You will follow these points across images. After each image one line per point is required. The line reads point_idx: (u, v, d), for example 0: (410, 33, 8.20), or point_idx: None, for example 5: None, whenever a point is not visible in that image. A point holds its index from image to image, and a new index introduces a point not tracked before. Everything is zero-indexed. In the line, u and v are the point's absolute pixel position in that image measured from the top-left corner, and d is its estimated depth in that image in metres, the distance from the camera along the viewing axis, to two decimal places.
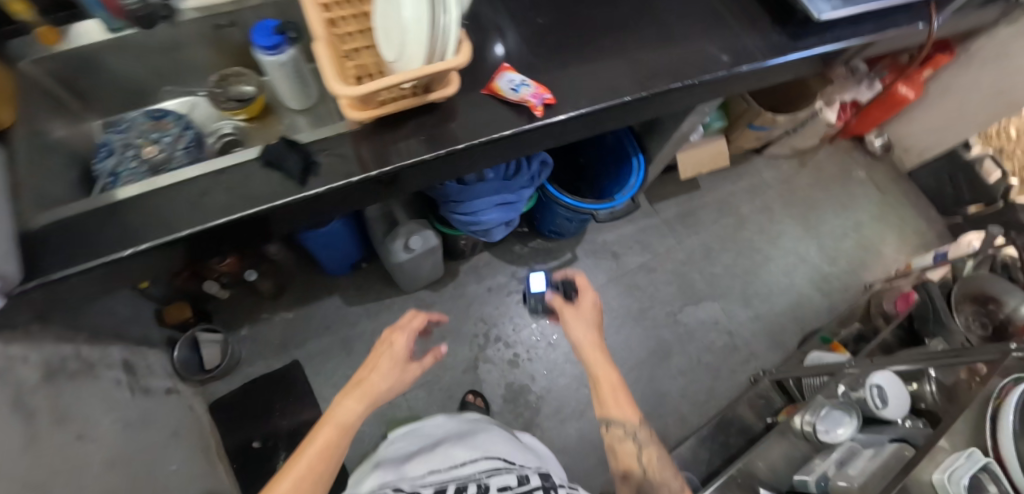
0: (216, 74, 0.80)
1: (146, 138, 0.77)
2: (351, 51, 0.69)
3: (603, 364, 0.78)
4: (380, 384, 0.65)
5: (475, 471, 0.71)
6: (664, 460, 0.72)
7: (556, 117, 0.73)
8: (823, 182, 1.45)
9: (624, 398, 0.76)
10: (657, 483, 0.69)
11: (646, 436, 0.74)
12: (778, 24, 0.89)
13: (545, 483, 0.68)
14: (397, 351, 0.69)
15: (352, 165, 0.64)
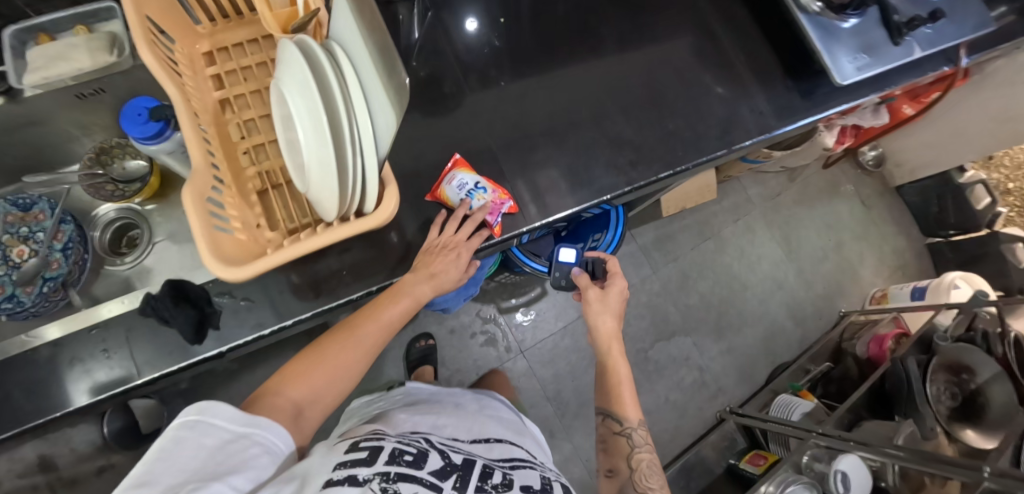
0: (90, 147, 0.65)
1: (13, 235, 0.62)
2: (251, 149, 0.54)
3: (620, 359, 0.70)
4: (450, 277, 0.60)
5: (498, 456, 0.58)
6: (654, 467, 0.67)
7: (513, 230, 0.66)
8: (810, 198, 1.37)
9: (628, 389, 0.70)
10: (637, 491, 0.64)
11: (642, 438, 0.68)
12: (774, 83, 0.78)
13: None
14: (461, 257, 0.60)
15: (277, 309, 0.57)
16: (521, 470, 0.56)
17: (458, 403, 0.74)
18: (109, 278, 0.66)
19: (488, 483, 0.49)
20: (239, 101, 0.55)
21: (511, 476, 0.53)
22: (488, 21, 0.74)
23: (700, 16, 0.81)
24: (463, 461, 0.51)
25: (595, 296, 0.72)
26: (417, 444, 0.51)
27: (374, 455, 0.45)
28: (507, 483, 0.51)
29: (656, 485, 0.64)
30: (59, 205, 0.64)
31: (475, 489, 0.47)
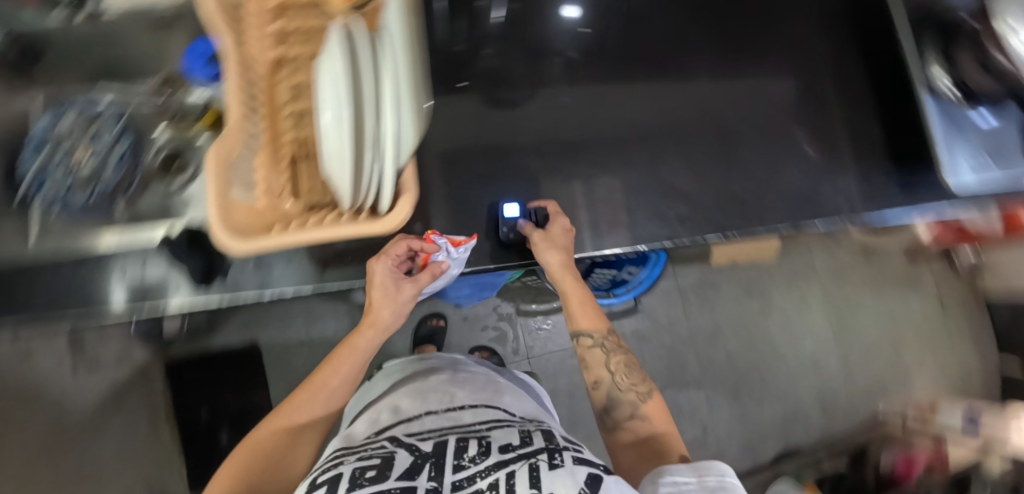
0: (159, 76, 0.69)
1: (77, 137, 0.64)
2: (293, 114, 0.54)
3: (574, 283, 0.62)
4: (393, 308, 0.58)
5: (474, 420, 0.56)
6: (632, 366, 0.61)
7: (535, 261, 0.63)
8: (881, 283, 1.23)
9: (585, 298, 0.63)
10: (625, 389, 0.58)
11: (616, 340, 0.62)
12: (860, 166, 0.70)
13: (549, 446, 0.50)
14: (386, 273, 0.56)
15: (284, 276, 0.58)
16: (499, 430, 0.53)
17: (433, 370, 0.72)
18: (154, 197, 0.69)
19: (462, 456, 0.48)
20: (293, 63, 0.54)
21: (490, 439, 0.51)
22: (571, 25, 0.68)
23: (807, 71, 0.72)
24: (434, 447, 0.50)
25: (543, 239, 0.59)
26: (381, 452, 0.49)
27: (332, 487, 0.44)
28: (485, 450, 0.49)
29: (640, 385, 0.59)
30: (124, 119, 0.67)
31: (452, 468, 0.47)
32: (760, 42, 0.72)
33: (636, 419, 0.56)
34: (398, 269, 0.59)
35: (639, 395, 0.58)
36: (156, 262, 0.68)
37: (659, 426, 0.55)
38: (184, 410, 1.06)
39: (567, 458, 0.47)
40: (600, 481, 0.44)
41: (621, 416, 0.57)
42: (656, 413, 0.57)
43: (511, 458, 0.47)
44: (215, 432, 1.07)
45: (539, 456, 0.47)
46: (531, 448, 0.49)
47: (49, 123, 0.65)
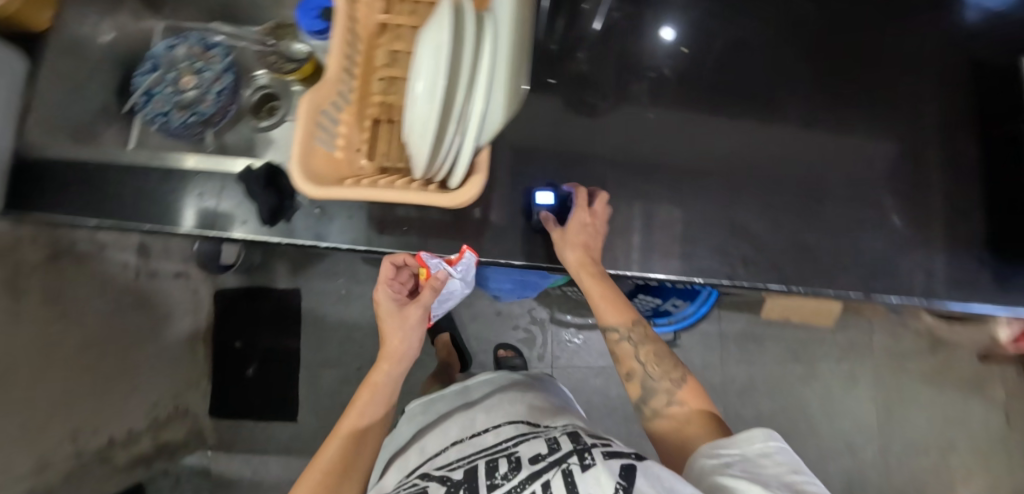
0: (271, 23, 0.74)
1: (189, 66, 0.72)
2: (385, 78, 0.55)
3: (597, 279, 0.59)
4: (404, 336, 0.63)
5: (498, 442, 0.56)
6: (664, 354, 0.59)
7: None
8: (943, 380, 1.13)
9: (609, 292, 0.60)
10: (659, 381, 0.57)
11: (645, 329, 0.61)
12: (954, 247, 0.64)
13: (578, 447, 0.48)
14: (388, 304, 0.63)
15: (342, 229, 0.60)
16: (525, 443, 0.53)
17: (450, 409, 0.73)
18: (241, 130, 0.73)
19: (494, 474, 0.48)
20: (394, 30, 0.56)
21: (518, 454, 0.50)
22: (671, 44, 0.67)
23: (914, 136, 0.68)
24: (465, 474, 0.50)
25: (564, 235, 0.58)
26: (414, 489, 0.51)
27: None
28: (514, 465, 0.49)
29: (672, 370, 0.58)
30: (230, 55, 0.74)
31: (485, 488, 0.47)
32: (868, 95, 0.68)
33: (675, 407, 0.56)
34: (397, 291, 0.63)
35: (673, 382, 0.57)
36: (234, 192, 0.66)
37: (695, 408, 0.55)
38: (219, 336, 1.15)
39: (598, 456, 0.45)
40: (634, 471, 0.42)
41: (660, 405, 0.57)
42: (693, 397, 0.56)
43: (543, 467, 0.46)
44: (245, 363, 1.15)
45: (570, 459, 0.46)
46: (561, 452, 0.48)
47: (167, 46, 0.72)
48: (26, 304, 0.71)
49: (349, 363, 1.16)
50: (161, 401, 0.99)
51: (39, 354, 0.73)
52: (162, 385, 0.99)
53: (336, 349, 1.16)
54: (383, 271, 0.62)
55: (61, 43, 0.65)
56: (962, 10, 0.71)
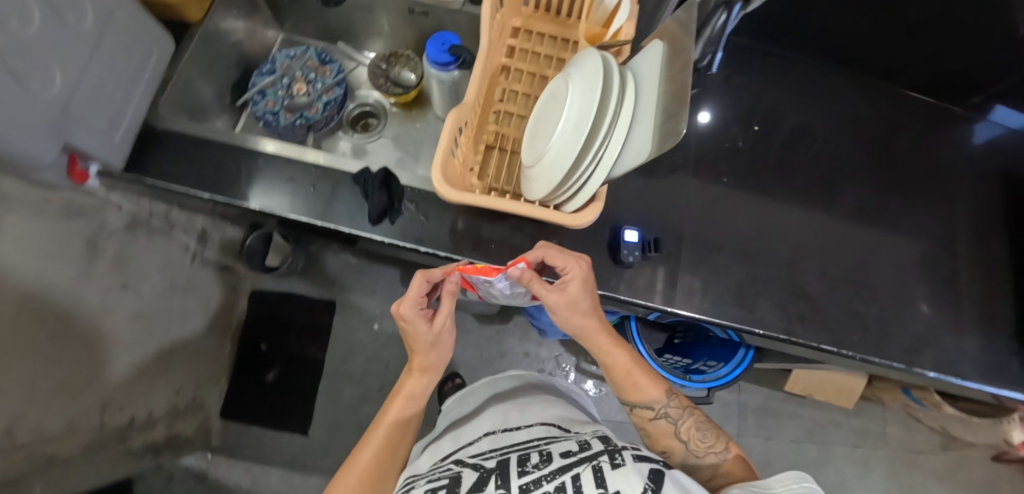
0: (387, 50, 0.79)
1: (303, 75, 0.80)
2: (501, 112, 0.62)
3: (610, 348, 0.58)
4: (437, 355, 0.57)
5: (531, 439, 0.56)
6: (706, 426, 0.58)
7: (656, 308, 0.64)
8: (955, 481, 1.14)
9: (629, 361, 0.60)
10: (703, 458, 0.56)
11: (679, 401, 0.60)
12: (992, 338, 0.69)
13: (609, 448, 0.49)
14: (421, 324, 0.53)
15: (434, 236, 0.63)
16: (556, 442, 0.53)
17: (481, 409, 0.73)
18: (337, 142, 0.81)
19: (526, 464, 0.48)
20: (514, 73, 0.64)
21: (550, 449, 0.51)
22: (741, 123, 0.76)
23: (950, 230, 0.75)
24: (497, 463, 0.51)
25: (559, 299, 0.53)
26: (448, 473, 0.50)
27: None
28: (546, 458, 0.49)
29: (716, 444, 0.56)
30: (343, 73, 0.81)
31: (517, 475, 0.47)
32: (910, 191, 0.76)
33: (719, 479, 0.55)
34: (423, 305, 0.55)
35: (717, 455, 0.56)
36: (346, 190, 0.64)
37: (742, 472, 0.54)
38: (250, 336, 1.15)
39: (627, 458, 0.46)
40: (663, 475, 0.44)
41: (703, 477, 0.56)
42: (739, 465, 0.55)
43: (573, 462, 0.47)
44: (266, 367, 1.14)
45: (601, 457, 0.46)
46: (592, 451, 0.48)
47: (288, 56, 0.80)
48: (99, 266, 0.73)
49: (371, 381, 1.15)
50: (183, 390, 0.98)
51: (98, 318, 0.74)
52: (186, 373, 0.98)
53: (360, 365, 1.16)
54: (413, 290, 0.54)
55: (202, 36, 0.73)
56: (987, 130, 0.82)
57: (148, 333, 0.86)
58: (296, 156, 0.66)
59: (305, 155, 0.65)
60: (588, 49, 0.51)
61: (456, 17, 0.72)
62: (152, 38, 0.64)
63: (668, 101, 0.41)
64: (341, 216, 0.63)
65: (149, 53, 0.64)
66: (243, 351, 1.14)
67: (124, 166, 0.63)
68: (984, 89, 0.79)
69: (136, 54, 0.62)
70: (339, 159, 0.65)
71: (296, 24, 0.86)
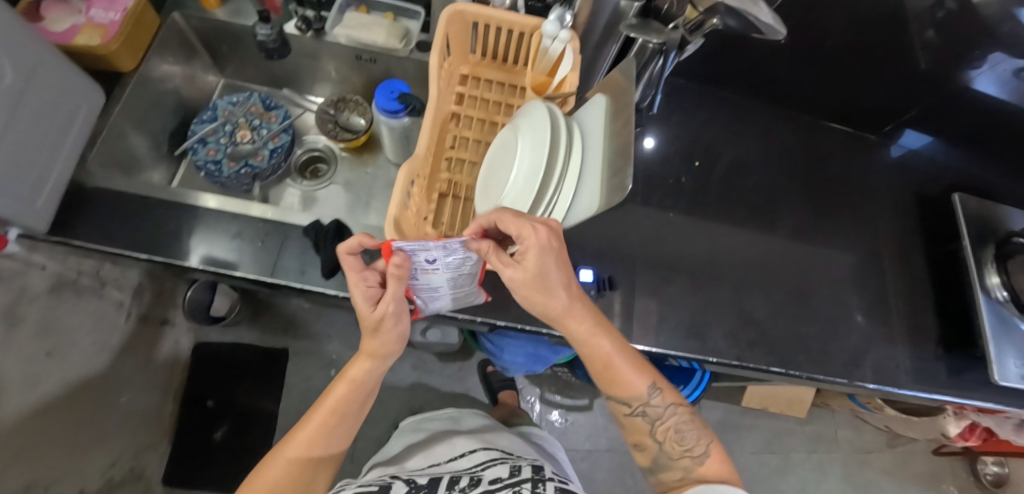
0: (335, 95, 0.78)
1: (247, 122, 0.78)
2: (453, 159, 0.63)
3: (590, 332, 0.51)
4: (385, 342, 0.54)
5: (472, 466, 0.67)
6: (687, 428, 0.53)
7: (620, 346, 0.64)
8: (903, 476, 1.21)
9: (613, 348, 0.52)
10: (676, 458, 0.52)
11: (664, 398, 0.53)
12: (920, 346, 0.75)
13: (535, 476, 0.60)
14: (362, 306, 0.50)
15: None
16: (491, 469, 0.64)
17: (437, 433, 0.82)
18: (286, 189, 0.79)
19: (454, 487, 0.61)
20: (464, 120, 0.65)
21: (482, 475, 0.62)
22: (681, 159, 0.80)
23: (876, 248, 0.81)
24: (428, 481, 0.63)
25: (518, 275, 0.45)
26: (382, 482, 0.63)
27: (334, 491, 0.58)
28: (474, 482, 0.60)
29: (693, 448, 0.52)
30: (289, 119, 0.80)
31: None
32: (837, 214, 0.82)
33: (689, 482, 0.50)
34: (370, 282, 0.50)
35: (693, 460, 0.51)
36: (298, 244, 0.62)
37: (715, 473, 0.50)
38: (193, 392, 1.06)
39: (546, 488, 0.57)
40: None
41: (672, 479, 0.52)
42: (717, 469, 0.50)
43: (498, 487, 0.58)
44: (213, 425, 1.07)
45: (523, 484, 0.58)
46: (517, 479, 0.59)
47: (230, 103, 0.78)
48: (19, 335, 0.68)
49: None
50: (120, 460, 0.90)
51: (17, 392, 0.68)
52: (123, 441, 0.90)
53: None
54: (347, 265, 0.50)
55: (135, 87, 0.69)
56: (899, 154, 0.89)
57: (77, 402, 0.80)
58: (241, 211, 0.64)
59: (251, 210, 0.64)
60: (535, 101, 0.52)
61: (404, 63, 0.73)
62: (80, 93, 0.61)
63: (613, 160, 0.43)
64: (292, 271, 0.61)
65: (76, 108, 0.61)
66: (185, 411, 1.05)
67: (47, 229, 0.59)
68: (893, 119, 0.88)
69: (63, 110, 0.59)
70: (288, 212, 0.64)
71: (238, 71, 0.84)
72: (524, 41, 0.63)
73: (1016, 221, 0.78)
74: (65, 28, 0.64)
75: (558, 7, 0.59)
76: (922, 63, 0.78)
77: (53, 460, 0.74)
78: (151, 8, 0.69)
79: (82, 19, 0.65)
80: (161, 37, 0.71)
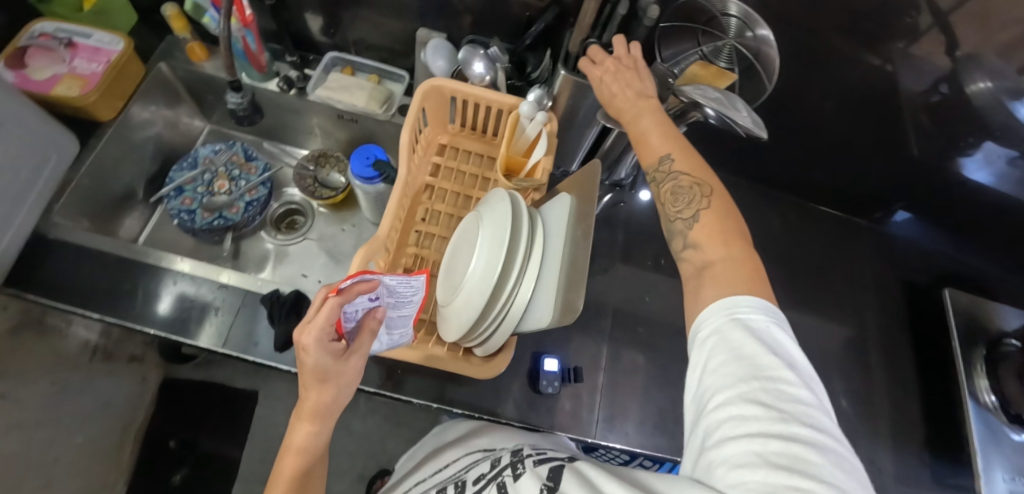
0: (314, 151, 0.77)
1: (226, 172, 0.77)
2: (422, 232, 0.61)
3: (636, 113, 0.45)
4: (335, 394, 0.41)
5: (453, 469, 0.51)
6: (688, 188, 0.41)
7: (587, 437, 0.61)
8: None
9: (652, 125, 0.44)
10: (672, 223, 0.42)
11: (678, 166, 0.42)
12: (909, 448, 0.71)
13: (514, 459, 0.44)
14: (323, 361, 0.39)
15: None
16: (474, 465, 0.48)
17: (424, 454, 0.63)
18: (258, 242, 0.77)
19: None
20: (438, 192, 0.64)
21: (466, 478, 0.46)
22: (662, 241, 0.80)
23: (862, 337, 0.78)
24: None
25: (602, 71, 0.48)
26: None
27: None
28: (460, 489, 0.45)
29: (686, 210, 0.41)
30: (269, 171, 0.79)
31: None
32: (820, 300, 0.80)
33: (690, 250, 0.40)
34: (329, 337, 0.39)
35: (687, 222, 0.41)
36: (258, 314, 0.60)
37: (718, 254, 0.38)
38: (155, 430, 1.03)
39: (528, 464, 0.42)
40: (561, 468, 0.38)
41: (677, 248, 0.42)
42: (711, 237, 0.39)
43: (481, 487, 0.42)
44: (172, 468, 1.03)
45: (504, 473, 0.42)
46: (498, 468, 0.44)
47: (211, 151, 0.77)
48: None
49: None
50: None
51: None
52: (76, 484, 0.86)
53: None
54: (319, 319, 0.38)
55: (114, 135, 0.69)
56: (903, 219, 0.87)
57: (28, 445, 0.77)
58: (206, 275, 0.62)
59: (218, 276, 0.62)
60: (500, 192, 0.50)
61: (385, 126, 0.73)
62: (52, 142, 0.60)
63: (571, 273, 0.42)
64: (248, 342, 0.59)
65: (47, 158, 0.60)
66: (146, 452, 1.01)
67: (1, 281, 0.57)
68: (881, 207, 0.87)
69: (31, 161, 0.58)
70: (254, 279, 0.62)
71: (224, 118, 0.84)
72: (502, 116, 0.62)
73: (1008, 319, 0.76)
74: (46, 77, 0.64)
75: (538, 88, 0.57)
76: (915, 149, 0.76)
77: None
78: (137, 59, 0.69)
79: (64, 69, 0.65)
80: (144, 87, 0.71)
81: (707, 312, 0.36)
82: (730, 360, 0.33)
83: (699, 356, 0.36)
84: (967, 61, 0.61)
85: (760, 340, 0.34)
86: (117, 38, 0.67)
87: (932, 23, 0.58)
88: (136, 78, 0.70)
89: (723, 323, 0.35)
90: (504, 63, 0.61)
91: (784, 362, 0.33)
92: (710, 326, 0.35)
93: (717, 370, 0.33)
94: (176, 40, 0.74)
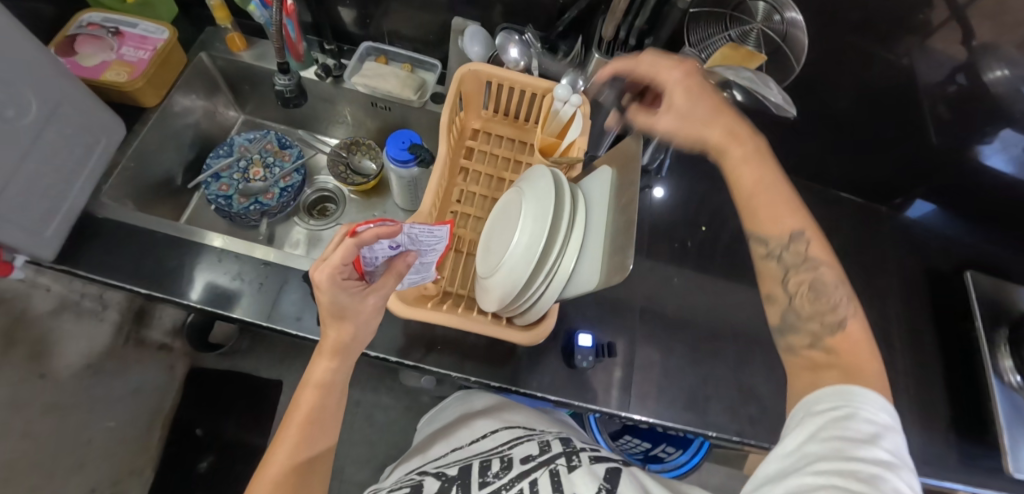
0: (346, 139, 0.80)
1: (261, 159, 0.79)
2: (458, 213, 0.63)
3: (743, 157, 0.46)
4: (354, 330, 0.46)
5: (494, 442, 0.53)
6: (826, 285, 0.42)
7: (628, 412, 0.63)
8: None
9: (761, 181, 0.44)
10: (804, 319, 0.41)
11: (811, 249, 0.42)
12: (936, 430, 0.71)
13: (566, 448, 0.48)
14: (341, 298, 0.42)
15: (391, 340, 0.63)
16: (519, 443, 0.51)
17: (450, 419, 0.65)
18: (291, 227, 0.80)
19: (487, 474, 0.46)
20: (473, 174, 0.65)
21: (511, 454, 0.49)
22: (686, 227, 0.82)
23: (884, 322, 0.79)
24: (460, 471, 0.48)
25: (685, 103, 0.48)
26: (410, 483, 0.50)
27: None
28: (507, 463, 0.47)
29: (827, 312, 0.41)
30: (303, 158, 0.82)
31: (477, 486, 0.45)
32: None
33: (817, 351, 0.40)
34: (344, 276, 0.41)
35: (823, 324, 0.40)
36: (298, 290, 0.62)
37: (859, 360, 0.37)
38: (182, 420, 1.04)
39: (584, 459, 0.46)
40: (618, 473, 0.44)
41: (799, 344, 0.41)
42: (849, 345, 0.38)
43: (533, 466, 0.45)
44: (198, 455, 1.03)
45: (557, 460, 0.46)
46: (550, 453, 0.47)
47: (247, 139, 0.80)
48: None
49: None
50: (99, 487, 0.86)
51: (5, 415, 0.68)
52: (107, 469, 0.88)
53: None
54: (336, 258, 0.39)
55: (157, 121, 0.72)
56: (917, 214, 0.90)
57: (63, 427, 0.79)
58: (247, 253, 0.64)
59: (257, 252, 0.64)
60: (547, 171, 0.51)
61: (418, 114, 0.75)
62: (102, 127, 0.63)
63: (617, 237, 0.44)
64: (289, 317, 0.60)
65: (97, 141, 0.62)
66: (173, 439, 1.02)
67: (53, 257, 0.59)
68: (903, 193, 0.88)
69: (83, 144, 0.60)
70: (294, 257, 0.64)
71: (258, 108, 0.86)
72: (536, 100, 0.64)
73: None
74: (95, 64, 0.66)
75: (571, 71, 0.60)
76: (934, 138, 0.77)
77: (32, 485, 0.72)
78: (180, 47, 0.72)
79: (113, 56, 0.67)
80: (185, 76, 0.74)
81: (828, 394, 0.36)
82: (843, 438, 0.33)
83: (807, 424, 0.35)
84: (983, 52, 0.62)
85: (880, 437, 0.33)
86: (163, 28, 0.69)
87: (948, 16, 0.60)
88: (179, 66, 0.73)
89: (845, 406, 0.34)
90: (538, 48, 0.63)
91: (901, 464, 0.33)
92: (830, 403, 0.35)
93: (828, 441, 0.33)
94: (216, 31, 0.77)
